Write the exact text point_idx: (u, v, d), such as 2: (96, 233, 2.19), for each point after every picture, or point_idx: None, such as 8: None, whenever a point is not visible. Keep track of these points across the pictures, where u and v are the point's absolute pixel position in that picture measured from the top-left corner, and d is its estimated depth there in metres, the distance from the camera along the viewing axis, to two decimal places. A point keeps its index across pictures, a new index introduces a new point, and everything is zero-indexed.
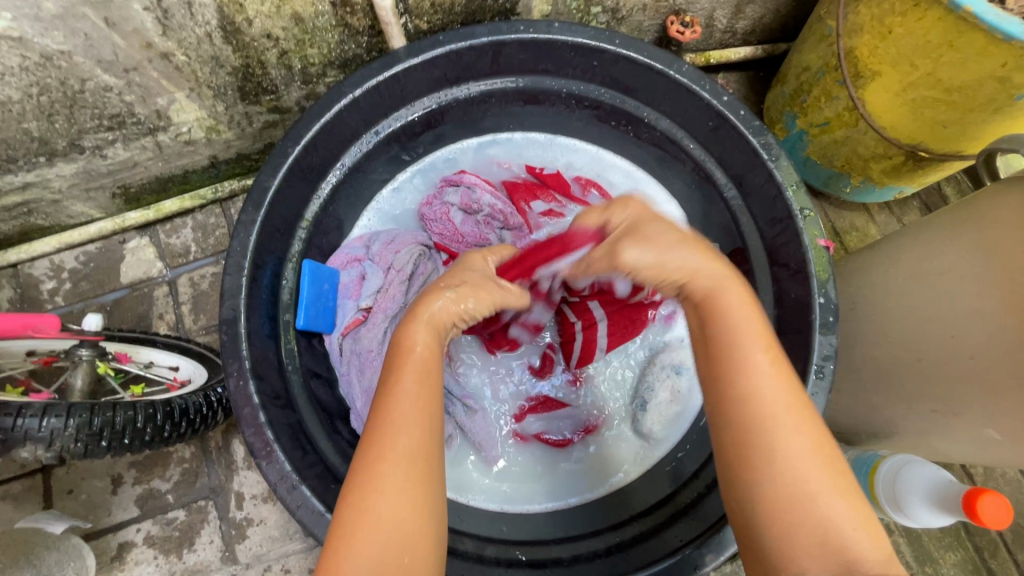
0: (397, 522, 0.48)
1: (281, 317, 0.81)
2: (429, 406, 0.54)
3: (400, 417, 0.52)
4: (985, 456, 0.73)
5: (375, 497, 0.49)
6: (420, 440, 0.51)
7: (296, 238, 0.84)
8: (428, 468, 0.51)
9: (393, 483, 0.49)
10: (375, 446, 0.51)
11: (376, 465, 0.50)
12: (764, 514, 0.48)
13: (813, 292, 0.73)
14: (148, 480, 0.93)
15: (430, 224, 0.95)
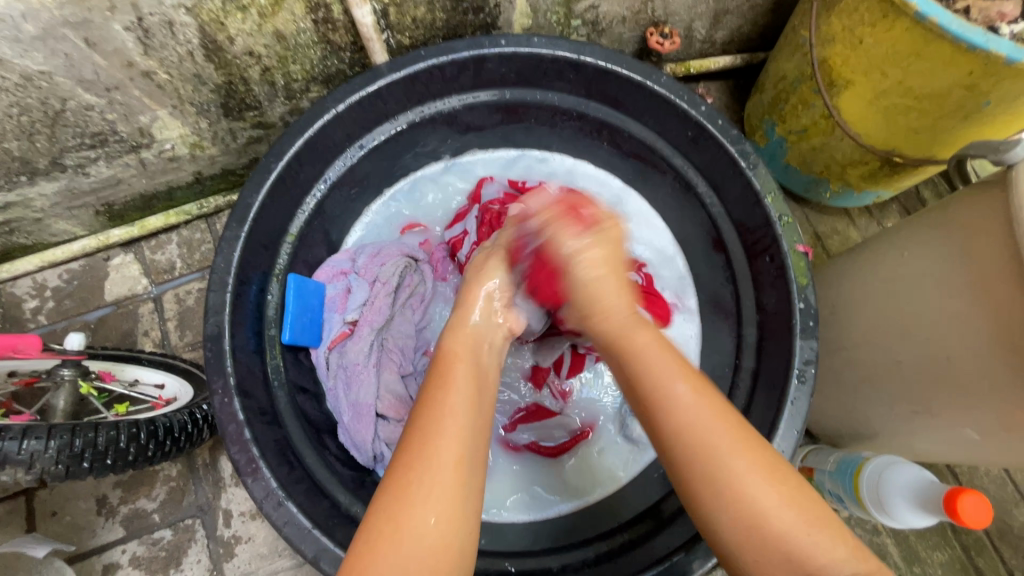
0: (427, 530, 0.48)
1: (266, 332, 0.81)
2: (470, 416, 0.54)
3: (438, 423, 0.52)
4: (966, 456, 0.74)
5: (411, 500, 0.49)
6: (457, 446, 0.51)
7: (280, 253, 0.84)
8: (460, 476, 0.50)
9: (427, 492, 0.49)
10: (411, 449, 0.51)
11: (411, 468, 0.50)
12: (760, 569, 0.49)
13: (793, 297, 0.74)
14: (134, 500, 0.92)
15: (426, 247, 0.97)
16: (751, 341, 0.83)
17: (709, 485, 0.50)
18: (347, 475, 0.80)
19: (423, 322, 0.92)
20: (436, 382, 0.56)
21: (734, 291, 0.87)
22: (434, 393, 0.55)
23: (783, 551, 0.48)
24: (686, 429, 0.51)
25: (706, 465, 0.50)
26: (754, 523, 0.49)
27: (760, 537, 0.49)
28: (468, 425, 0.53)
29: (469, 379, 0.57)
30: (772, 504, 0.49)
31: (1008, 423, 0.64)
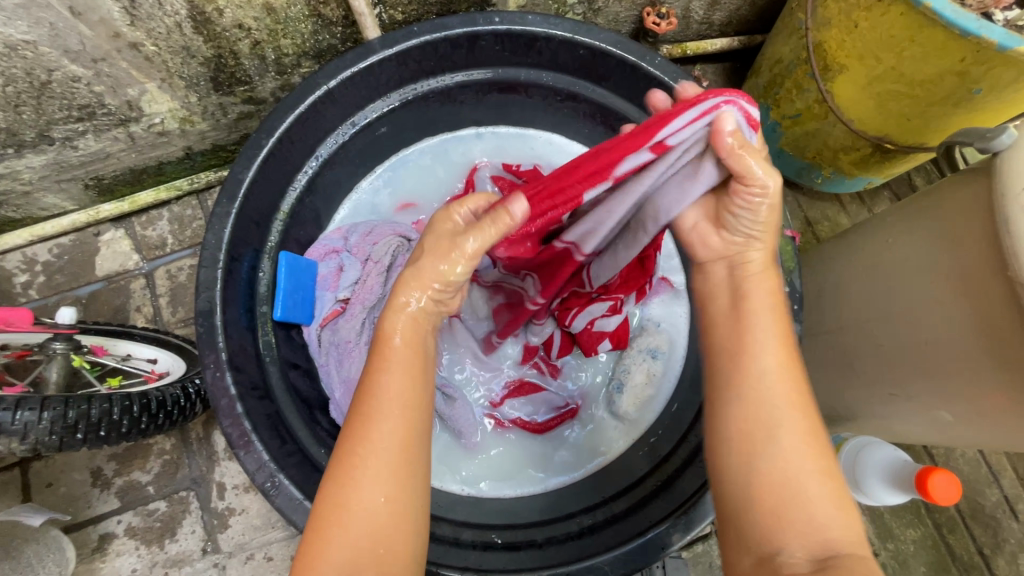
0: (375, 510, 0.49)
1: (258, 309, 0.82)
2: (413, 393, 0.54)
3: (375, 404, 0.52)
4: (941, 437, 0.76)
5: (353, 482, 0.50)
6: (400, 429, 0.51)
7: (272, 231, 0.84)
8: (403, 458, 0.51)
9: (373, 473, 0.50)
10: (352, 434, 0.51)
11: (354, 450, 0.51)
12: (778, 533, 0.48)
13: (779, 281, 0.75)
14: (128, 472, 0.94)
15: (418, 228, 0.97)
16: None
17: (757, 439, 0.52)
18: None
19: None
20: (379, 364, 0.55)
21: None
22: (373, 374, 0.54)
23: (804, 509, 0.48)
24: (754, 396, 0.53)
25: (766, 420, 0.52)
26: (792, 485, 0.49)
27: (792, 496, 0.49)
28: (409, 403, 0.53)
29: (409, 358, 0.56)
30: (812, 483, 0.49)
31: (981, 406, 0.66)
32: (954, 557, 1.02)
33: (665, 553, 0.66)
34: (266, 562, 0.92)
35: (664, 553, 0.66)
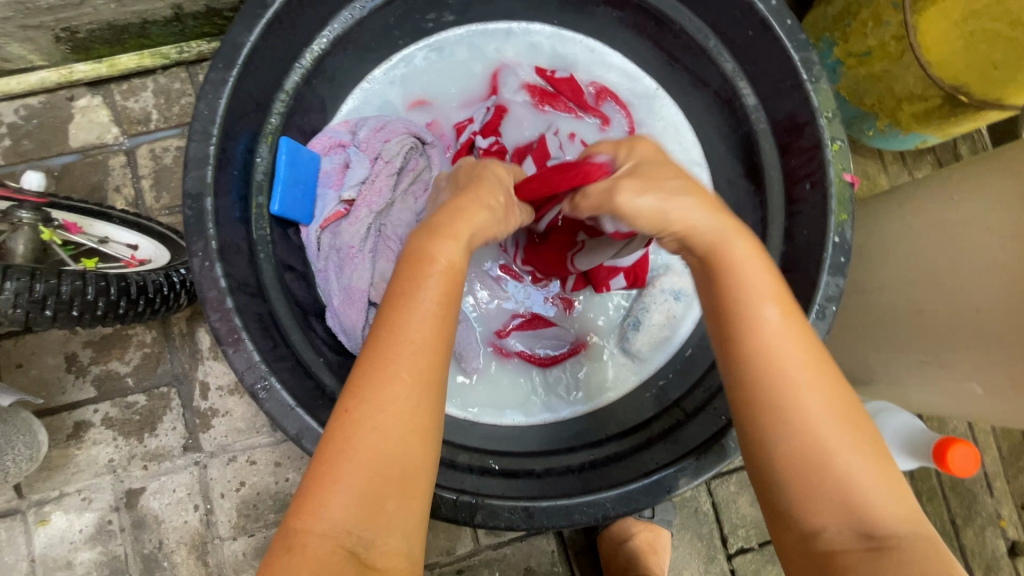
0: (393, 436, 0.46)
1: (253, 200, 0.73)
2: (441, 319, 0.50)
3: (409, 328, 0.48)
4: (961, 410, 0.73)
5: (376, 406, 0.46)
6: (428, 357, 0.48)
7: (273, 112, 0.75)
8: (424, 388, 0.47)
9: (395, 399, 0.46)
10: (379, 356, 0.48)
11: (379, 372, 0.47)
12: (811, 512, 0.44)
13: (829, 230, 0.69)
14: (106, 361, 0.89)
15: (433, 130, 0.88)
16: None
17: (773, 397, 0.46)
18: (334, 359, 0.76)
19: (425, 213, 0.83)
20: (409, 282, 0.50)
21: (761, 219, 0.81)
22: (402, 292, 0.50)
23: (838, 487, 0.43)
24: (760, 342, 0.47)
25: (779, 383, 0.45)
26: (825, 463, 0.44)
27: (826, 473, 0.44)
28: (441, 331, 0.49)
29: (445, 281, 0.51)
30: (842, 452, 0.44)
31: (1018, 381, 0.62)
32: (928, 523, 1.04)
33: (669, 496, 0.64)
34: (249, 466, 0.90)
35: (669, 495, 0.64)
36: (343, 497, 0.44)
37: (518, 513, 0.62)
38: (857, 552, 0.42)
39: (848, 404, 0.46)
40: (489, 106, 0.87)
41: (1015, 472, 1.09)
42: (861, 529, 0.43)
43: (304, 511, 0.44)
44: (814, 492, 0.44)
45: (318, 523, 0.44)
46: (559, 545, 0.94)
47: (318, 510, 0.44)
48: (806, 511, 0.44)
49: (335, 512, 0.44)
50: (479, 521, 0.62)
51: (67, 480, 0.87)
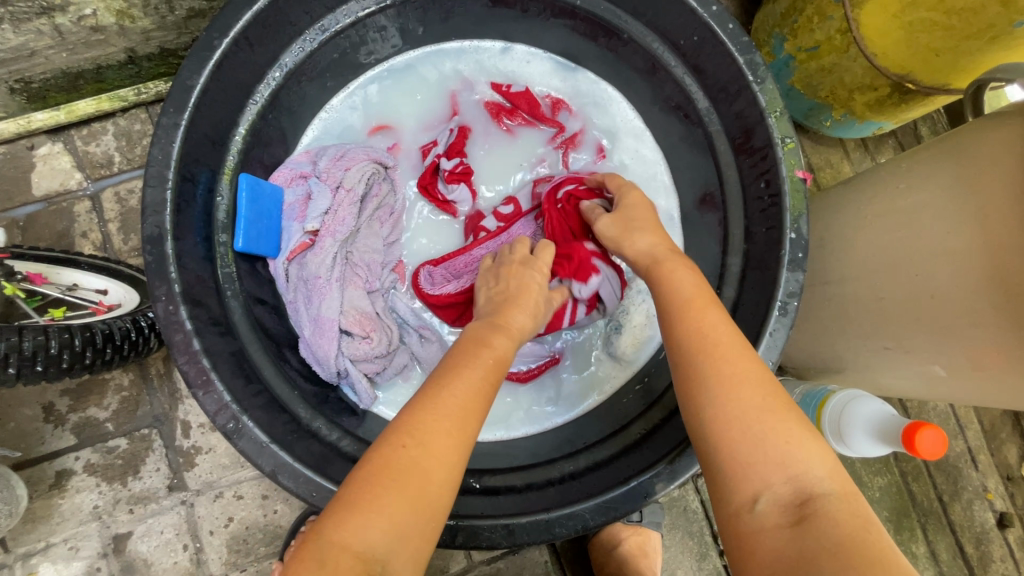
0: (432, 474, 0.48)
1: (216, 238, 0.74)
2: (489, 384, 0.55)
3: (460, 382, 0.53)
4: (929, 392, 0.74)
5: (425, 442, 0.49)
6: (473, 409, 0.52)
7: (230, 150, 0.75)
8: (472, 440, 0.51)
9: (444, 439, 0.49)
10: (427, 399, 0.52)
11: (432, 413, 0.51)
12: (746, 494, 0.47)
13: (785, 226, 0.70)
14: (84, 408, 0.89)
15: (396, 153, 0.88)
16: (735, 271, 0.79)
17: (702, 384, 0.52)
18: (309, 389, 0.76)
19: (391, 236, 0.85)
20: (462, 356, 0.57)
21: (722, 218, 0.82)
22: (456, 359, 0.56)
23: (767, 451, 0.48)
24: (691, 333, 0.55)
25: (687, 360, 0.54)
26: (752, 440, 0.49)
27: (750, 441, 0.48)
28: (486, 393, 0.54)
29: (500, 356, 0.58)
30: (769, 432, 0.49)
31: (977, 361, 0.64)
32: (915, 502, 1.05)
33: (647, 501, 0.64)
34: (236, 501, 0.89)
35: (647, 501, 0.64)
36: (383, 519, 0.45)
37: (499, 532, 0.63)
38: (782, 520, 0.45)
39: (727, 373, 0.52)
40: (451, 127, 0.88)
41: (997, 445, 1.11)
42: (789, 491, 0.47)
43: (338, 527, 0.44)
44: (744, 462, 0.48)
45: (354, 541, 0.44)
46: (552, 554, 0.94)
47: (353, 529, 0.44)
48: (734, 479, 0.48)
49: (370, 536, 0.44)
50: (461, 542, 0.62)
51: (53, 531, 0.86)
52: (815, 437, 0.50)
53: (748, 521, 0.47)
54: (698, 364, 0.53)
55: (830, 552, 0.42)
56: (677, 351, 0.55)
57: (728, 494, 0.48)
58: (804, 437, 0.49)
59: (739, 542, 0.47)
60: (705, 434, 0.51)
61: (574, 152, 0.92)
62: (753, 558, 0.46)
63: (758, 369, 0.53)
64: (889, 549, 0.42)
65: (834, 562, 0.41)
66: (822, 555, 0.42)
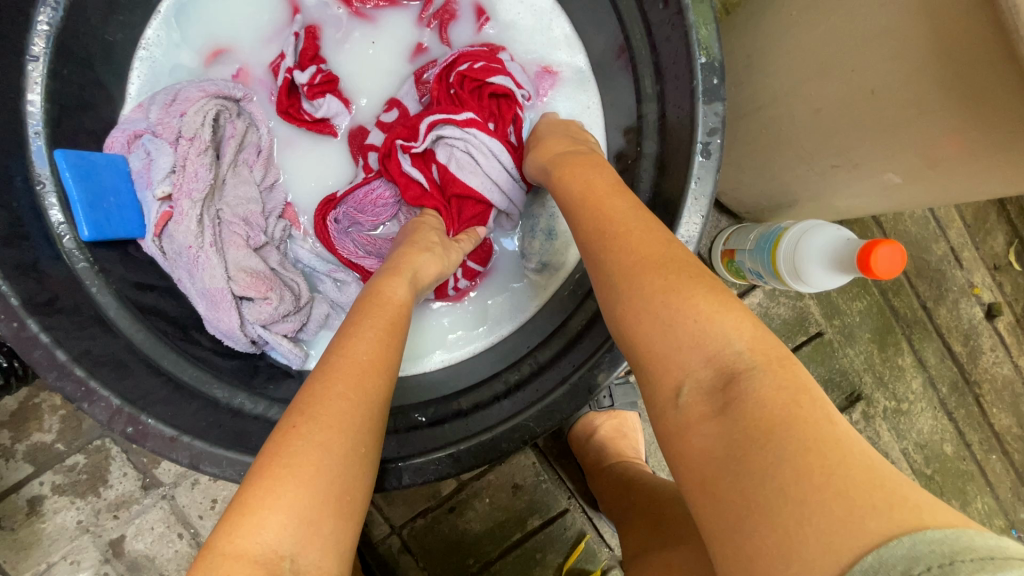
0: (341, 451, 0.44)
1: (58, 232, 0.63)
2: (386, 340, 0.52)
3: (350, 349, 0.50)
4: (887, 204, 0.66)
5: (326, 419, 0.45)
6: (373, 373, 0.49)
7: (32, 125, 0.63)
8: (379, 406, 0.48)
9: (346, 412, 0.46)
10: (324, 374, 0.48)
11: (326, 388, 0.47)
12: (673, 393, 0.42)
13: (693, 51, 0.58)
14: (28, 436, 0.86)
15: (244, 80, 0.75)
16: (653, 120, 0.67)
17: (611, 284, 0.48)
18: (226, 365, 0.70)
19: (267, 180, 0.74)
20: (354, 322, 0.54)
21: (630, 60, 0.69)
22: (353, 323, 0.53)
23: (677, 338, 0.43)
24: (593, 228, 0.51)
25: (598, 260, 0.50)
26: (670, 325, 0.43)
27: (660, 330, 0.44)
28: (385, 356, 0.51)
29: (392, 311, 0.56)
30: (690, 318, 0.43)
31: (930, 155, 0.54)
32: (898, 316, 1.01)
33: (593, 395, 0.60)
34: (213, 483, 0.89)
35: (593, 395, 0.60)
36: (285, 514, 0.41)
37: (444, 463, 0.59)
38: (706, 411, 0.40)
39: (627, 264, 0.47)
40: (296, 31, 0.74)
41: (982, 237, 1.05)
42: (712, 375, 0.41)
43: (232, 533, 0.40)
44: (665, 355, 0.43)
45: (255, 545, 0.40)
46: (538, 455, 0.94)
47: (254, 531, 0.40)
48: (657, 373, 0.44)
49: (274, 532, 0.40)
50: (408, 482, 0.59)
51: (48, 552, 0.87)
52: (721, 300, 0.43)
53: (674, 417, 0.42)
54: (605, 262, 0.49)
55: (756, 441, 0.36)
56: (587, 254, 0.51)
57: (654, 392, 0.44)
58: (718, 308, 0.43)
59: (666, 440, 0.42)
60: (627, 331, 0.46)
61: (454, 27, 0.77)
62: (682, 458, 0.41)
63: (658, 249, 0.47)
64: (824, 423, 0.36)
65: (761, 452, 0.36)
66: (747, 445, 0.37)
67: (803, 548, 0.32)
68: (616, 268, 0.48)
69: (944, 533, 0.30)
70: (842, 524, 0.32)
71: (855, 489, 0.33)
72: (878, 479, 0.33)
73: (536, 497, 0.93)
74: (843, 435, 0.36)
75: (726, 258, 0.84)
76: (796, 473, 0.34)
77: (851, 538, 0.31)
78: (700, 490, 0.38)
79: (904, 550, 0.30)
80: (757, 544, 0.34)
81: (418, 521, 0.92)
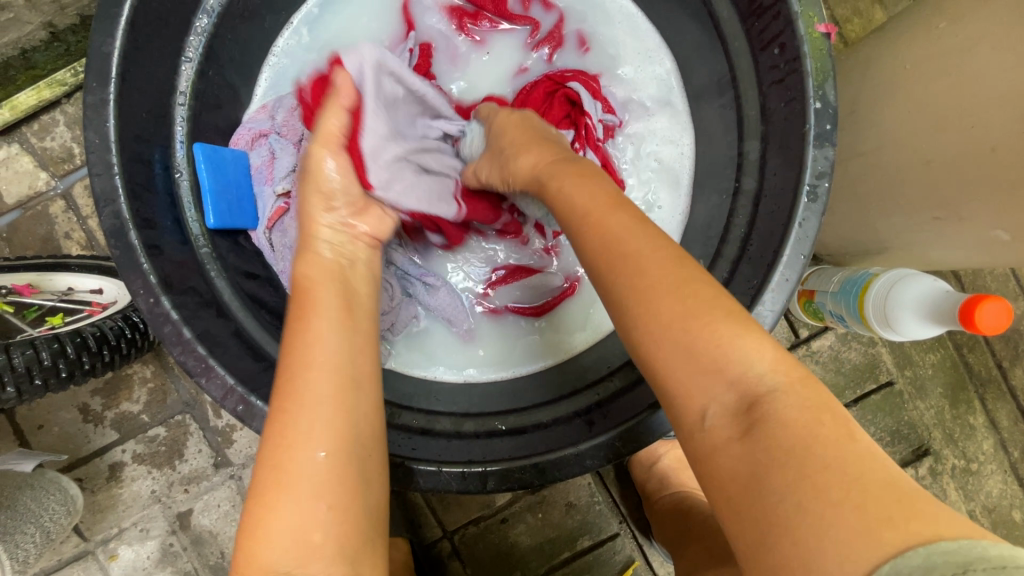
0: (320, 464, 0.46)
1: (186, 218, 0.68)
2: (339, 334, 0.52)
3: (308, 355, 0.50)
4: (987, 259, 0.66)
5: (293, 436, 0.47)
6: (331, 373, 0.50)
7: (178, 119, 0.69)
8: (346, 404, 0.49)
9: (309, 422, 0.47)
10: (286, 387, 0.49)
11: (283, 408, 0.48)
12: (699, 413, 0.41)
13: (808, 95, 0.60)
14: (117, 404, 0.91)
15: None
16: (754, 158, 0.69)
17: (625, 304, 0.43)
18: None
19: None
20: (300, 324, 0.52)
21: (734, 99, 0.71)
22: (295, 323, 0.52)
23: (699, 361, 0.40)
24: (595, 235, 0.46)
25: None
26: (693, 345, 0.40)
27: (686, 353, 0.40)
28: (339, 351, 0.51)
29: (337, 298, 0.54)
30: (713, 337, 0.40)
31: None
32: (972, 373, 0.98)
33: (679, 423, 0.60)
34: None
35: None
36: (284, 530, 0.45)
37: (529, 472, 0.61)
38: (730, 433, 0.39)
39: None
40: (411, 47, 0.78)
41: None
42: (736, 398, 0.40)
43: (247, 555, 0.45)
44: (686, 376, 0.41)
45: (268, 560, 0.44)
46: (594, 476, 0.95)
47: (260, 550, 0.45)
48: (680, 395, 0.41)
49: (277, 544, 0.45)
50: (493, 487, 0.61)
51: (121, 517, 0.91)
52: None
53: (700, 442, 0.41)
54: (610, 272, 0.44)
55: (781, 461, 0.36)
56: None
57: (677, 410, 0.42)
58: None
59: (696, 462, 0.41)
60: (645, 353, 0.43)
61: (559, 53, 0.81)
62: (711, 478, 0.40)
63: (693, 270, 0.43)
64: (847, 443, 0.36)
65: (781, 471, 0.36)
66: (770, 465, 0.37)
67: (823, 560, 0.33)
68: (630, 292, 0.43)
69: (960, 543, 0.32)
70: (860, 537, 0.33)
71: (873, 505, 0.33)
72: (909, 488, 0.35)
73: (588, 517, 0.93)
74: (863, 451, 0.36)
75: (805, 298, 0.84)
76: (818, 487, 0.35)
77: (872, 549, 0.32)
78: (727, 505, 0.38)
79: (950, 549, 0.31)
80: (782, 552, 0.34)
81: (471, 527, 0.93)
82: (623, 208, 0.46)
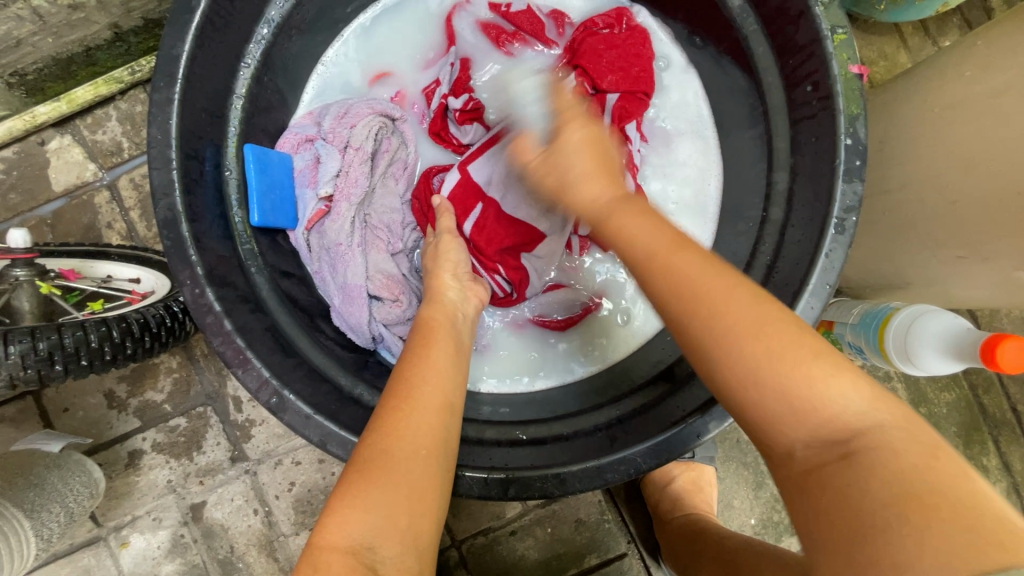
0: (416, 461, 0.48)
1: (231, 215, 0.71)
2: (449, 363, 0.57)
3: (422, 374, 0.54)
4: (1008, 300, 0.67)
5: (400, 431, 0.49)
6: (438, 391, 0.53)
7: (231, 120, 0.72)
8: (445, 419, 0.52)
9: (415, 424, 0.50)
10: (396, 394, 0.53)
11: (395, 408, 0.51)
12: (772, 428, 0.42)
13: (840, 131, 0.62)
14: (142, 392, 0.93)
15: (400, 102, 0.83)
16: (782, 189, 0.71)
17: (682, 323, 0.45)
18: (347, 356, 0.75)
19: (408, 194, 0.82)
20: (417, 355, 0.57)
21: (764, 131, 0.74)
22: (417, 351, 0.58)
23: (784, 384, 0.41)
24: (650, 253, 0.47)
25: None
26: (761, 367, 0.41)
27: (759, 366, 0.41)
28: (450, 379, 0.55)
29: (447, 340, 0.60)
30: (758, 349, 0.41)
31: None
32: (986, 415, 0.99)
33: (700, 442, 0.61)
34: (295, 466, 0.93)
35: (700, 442, 0.61)
36: (371, 514, 0.44)
37: (551, 481, 0.62)
38: (825, 456, 0.40)
39: None
40: (452, 61, 0.82)
41: None
42: (822, 426, 0.40)
43: (323, 530, 0.44)
44: (759, 390, 0.41)
45: (343, 538, 0.43)
46: (605, 494, 0.95)
47: (340, 529, 0.44)
48: (753, 415, 0.42)
49: (357, 526, 0.44)
50: (514, 495, 0.62)
51: (136, 505, 0.92)
52: None
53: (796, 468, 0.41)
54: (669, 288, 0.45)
55: (881, 481, 0.37)
56: None
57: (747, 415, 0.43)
58: None
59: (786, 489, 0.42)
60: (707, 367, 0.44)
61: None
62: (803, 498, 0.40)
63: (770, 308, 0.43)
64: (954, 472, 0.36)
65: (884, 487, 0.36)
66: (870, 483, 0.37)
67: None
68: (686, 320, 0.44)
69: None
70: (964, 554, 0.32)
71: (983, 530, 0.33)
72: (1005, 524, 0.34)
73: (597, 535, 0.94)
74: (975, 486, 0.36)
75: (824, 328, 0.85)
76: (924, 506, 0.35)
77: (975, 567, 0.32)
78: (818, 521, 0.38)
79: None
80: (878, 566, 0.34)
81: (479, 538, 0.93)
82: (690, 250, 0.46)
